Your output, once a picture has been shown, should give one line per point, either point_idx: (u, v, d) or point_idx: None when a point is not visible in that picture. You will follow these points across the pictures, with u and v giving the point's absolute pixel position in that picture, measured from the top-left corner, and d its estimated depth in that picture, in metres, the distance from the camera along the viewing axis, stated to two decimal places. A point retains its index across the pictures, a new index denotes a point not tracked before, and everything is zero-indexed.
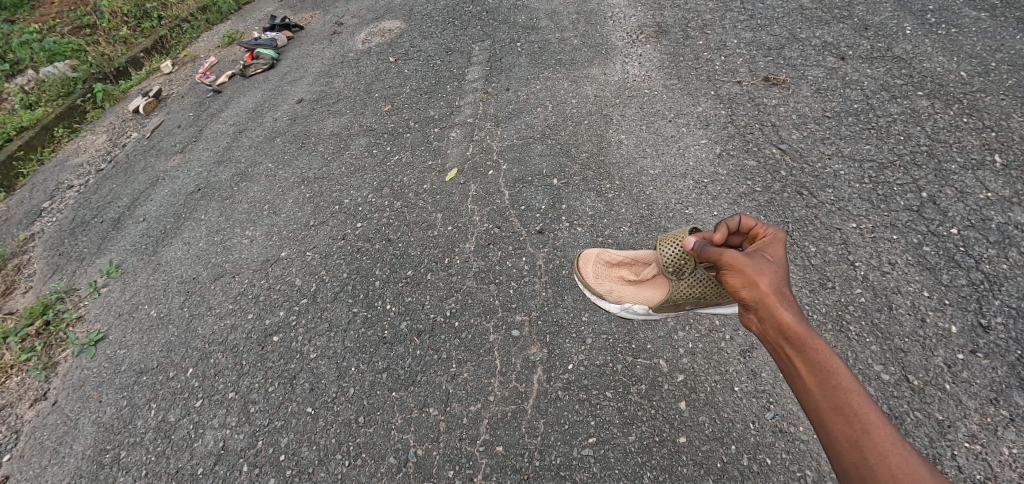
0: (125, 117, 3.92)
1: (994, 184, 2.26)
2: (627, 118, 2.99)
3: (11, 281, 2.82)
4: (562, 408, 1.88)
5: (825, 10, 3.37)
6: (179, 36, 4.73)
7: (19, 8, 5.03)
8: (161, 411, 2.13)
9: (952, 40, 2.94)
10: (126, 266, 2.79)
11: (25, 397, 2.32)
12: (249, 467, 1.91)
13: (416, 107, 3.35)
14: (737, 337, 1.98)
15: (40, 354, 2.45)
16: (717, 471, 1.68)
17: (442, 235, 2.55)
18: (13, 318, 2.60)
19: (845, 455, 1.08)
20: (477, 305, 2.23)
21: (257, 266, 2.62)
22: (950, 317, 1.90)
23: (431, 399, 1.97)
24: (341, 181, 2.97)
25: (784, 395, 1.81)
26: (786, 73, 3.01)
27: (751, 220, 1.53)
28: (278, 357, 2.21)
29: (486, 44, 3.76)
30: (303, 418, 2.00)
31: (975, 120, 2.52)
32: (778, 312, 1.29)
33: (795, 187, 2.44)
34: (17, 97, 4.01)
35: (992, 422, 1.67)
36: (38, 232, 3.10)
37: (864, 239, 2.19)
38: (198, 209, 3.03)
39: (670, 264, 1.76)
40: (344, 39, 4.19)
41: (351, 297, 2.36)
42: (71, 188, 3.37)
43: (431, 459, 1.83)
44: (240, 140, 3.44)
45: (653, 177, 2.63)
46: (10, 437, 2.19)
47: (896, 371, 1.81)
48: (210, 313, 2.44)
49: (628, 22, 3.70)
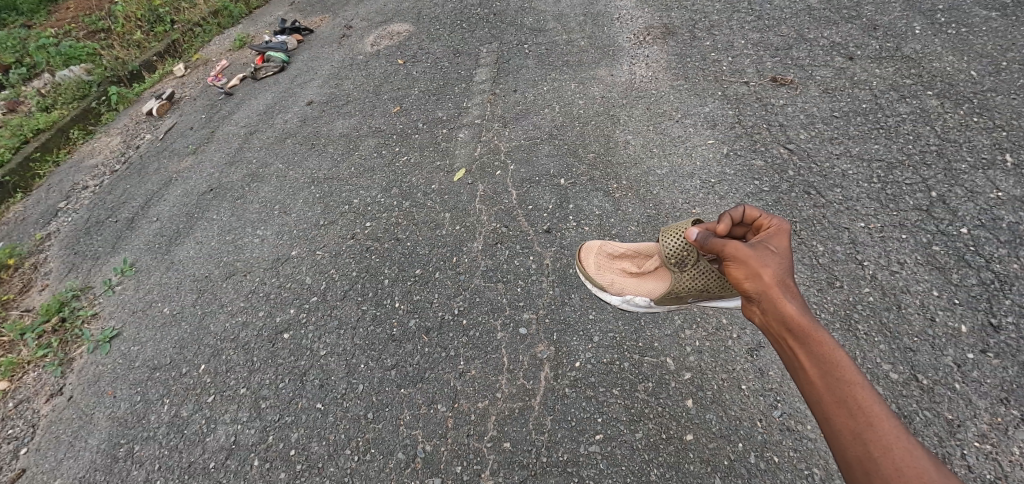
0: (139, 118, 3.99)
1: (1006, 184, 2.24)
2: (634, 118, 3.01)
3: (28, 279, 2.88)
4: (569, 405, 1.90)
5: (834, 10, 3.37)
6: (192, 39, 4.82)
7: (35, 14, 5.12)
8: (173, 406, 2.17)
9: (962, 40, 2.92)
10: (140, 264, 2.83)
11: (41, 392, 2.36)
12: (260, 461, 1.93)
13: (425, 108, 3.39)
14: (745, 335, 1.98)
15: (56, 350, 2.49)
16: (724, 468, 1.68)
17: (450, 235, 2.57)
18: (29, 315, 2.65)
19: (849, 448, 1.08)
20: (485, 303, 2.25)
21: (268, 265, 2.66)
22: (960, 317, 1.90)
23: (438, 396, 1.99)
24: (351, 181, 3.00)
25: (791, 394, 1.81)
26: (794, 74, 3.01)
27: (755, 211, 1.53)
28: (288, 354, 2.24)
29: (494, 46, 3.79)
30: (312, 414, 2.03)
31: (985, 120, 2.51)
32: (782, 304, 1.29)
33: (803, 187, 2.44)
34: (34, 100, 4.09)
35: (1002, 421, 1.65)
36: (54, 231, 3.15)
37: (873, 239, 2.18)
38: (210, 209, 3.08)
39: (672, 256, 1.77)
40: (353, 42, 4.24)
41: (360, 295, 2.39)
42: (87, 188, 3.43)
43: (439, 454, 1.84)
44: (251, 141, 3.49)
45: (660, 177, 2.65)
46: (27, 432, 2.24)
47: (905, 370, 1.81)
48: (222, 311, 2.48)
49: (636, 23, 3.71)
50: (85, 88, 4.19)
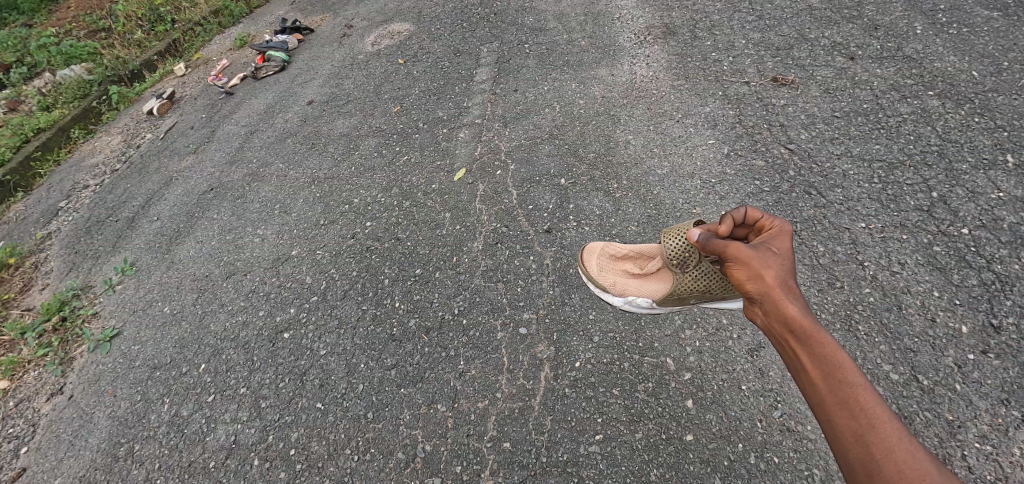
0: (140, 117, 3.99)
1: (1007, 184, 2.24)
2: (635, 118, 3.00)
3: (28, 278, 2.88)
4: (569, 405, 1.89)
5: (835, 10, 3.36)
6: (192, 38, 4.82)
7: (36, 13, 5.12)
8: (174, 405, 2.17)
9: (963, 40, 2.92)
10: (141, 264, 2.83)
11: (42, 391, 2.37)
12: (260, 461, 1.94)
13: (425, 108, 3.38)
14: (745, 335, 1.98)
15: (57, 350, 2.49)
16: (724, 469, 1.68)
17: (450, 235, 2.57)
18: (30, 315, 2.65)
19: (851, 450, 1.08)
20: (486, 303, 2.25)
21: (268, 264, 2.66)
22: (960, 318, 1.89)
23: (438, 396, 1.99)
24: (351, 180, 3.00)
25: (792, 394, 1.81)
26: (794, 74, 3.00)
27: (757, 212, 1.52)
28: (288, 353, 2.24)
29: (494, 46, 3.79)
30: (312, 413, 2.03)
31: (986, 120, 2.50)
32: (783, 305, 1.29)
33: (804, 187, 2.44)
34: (35, 99, 4.09)
35: (1003, 422, 1.65)
36: (55, 231, 3.15)
37: (874, 239, 2.18)
38: (210, 209, 3.08)
39: (674, 257, 1.77)
40: (354, 41, 4.24)
41: (360, 295, 2.39)
42: (87, 188, 3.43)
43: (438, 454, 1.84)
44: (252, 141, 3.49)
45: (661, 177, 2.65)
46: (27, 431, 2.24)
47: (905, 371, 1.80)
48: (222, 311, 2.48)
49: (637, 23, 3.71)
50: (86, 87, 4.19)
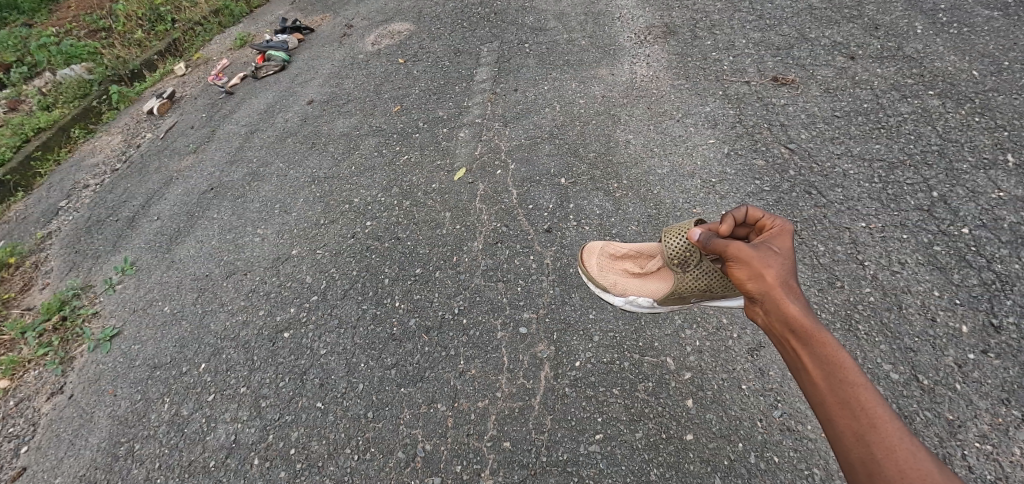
0: (140, 117, 4.00)
1: (1007, 184, 2.24)
2: (635, 118, 3.00)
3: (28, 278, 2.88)
4: (568, 404, 1.89)
5: (836, 10, 3.36)
6: (193, 38, 4.82)
7: (36, 12, 5.12)
8: (174, 405, 2.17)
9: (963, 40, 2.91)
10: (141, 263, 2.83)
11: (42, 390, 2.37)
12: (260, 460, 1.94)
13: (425, 107, 3.38)
14: (745, 335, 1.98)
15: (57, 349, 2.50)
16: (724, 468, 1.68)
17: (450, 234, 2.57)
18: (30, 314, 2.65)
19: (852, 450, 1.08)
20: (486, 303, 2.25)
21: (268, 264, 2.66)
22: (960, 317, 1.89)
23: (438, 395, 1.99)
24: (351, 180, 3.00)
25: (792, 394, 1.81)
26: (795, 74, 3.00)
27: (757, 212, 1.52)
28: (288, 352, 2.24)
29: (494, 46, 3.79)
30: (312, 413, 2.03)
31: (986, 120, 2.50)
32: (784, 305, 1.29)
33: (804, 186, 2.44)
34: (35, 99, 4.09)
35: (1003, 422, 1.65)
36: (55, 230, 3.15)
37: (874, 239, 2.18)
38: (211, 208, 3.08)
39: (674, 256, 1.76)
40: (354, 41, 4.24)
41: (360, 294, 2.39)
42: (88, 187, 3.43)
43: (438, 454, 1.84)
44: (252, 140, 3.49)
45: (661, 176, 2.65)
46: (27, 430, 2.24)
47: (905, 371, 1.80)
48: (222, 310, 2.48)
49: (637, 22, 3.71)
50: (86, 87, 4.19)
